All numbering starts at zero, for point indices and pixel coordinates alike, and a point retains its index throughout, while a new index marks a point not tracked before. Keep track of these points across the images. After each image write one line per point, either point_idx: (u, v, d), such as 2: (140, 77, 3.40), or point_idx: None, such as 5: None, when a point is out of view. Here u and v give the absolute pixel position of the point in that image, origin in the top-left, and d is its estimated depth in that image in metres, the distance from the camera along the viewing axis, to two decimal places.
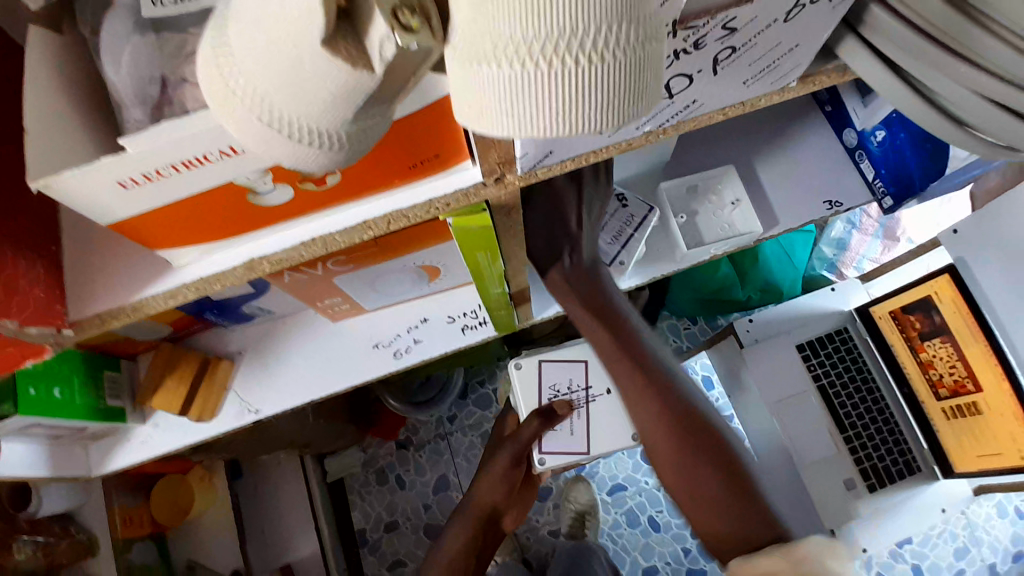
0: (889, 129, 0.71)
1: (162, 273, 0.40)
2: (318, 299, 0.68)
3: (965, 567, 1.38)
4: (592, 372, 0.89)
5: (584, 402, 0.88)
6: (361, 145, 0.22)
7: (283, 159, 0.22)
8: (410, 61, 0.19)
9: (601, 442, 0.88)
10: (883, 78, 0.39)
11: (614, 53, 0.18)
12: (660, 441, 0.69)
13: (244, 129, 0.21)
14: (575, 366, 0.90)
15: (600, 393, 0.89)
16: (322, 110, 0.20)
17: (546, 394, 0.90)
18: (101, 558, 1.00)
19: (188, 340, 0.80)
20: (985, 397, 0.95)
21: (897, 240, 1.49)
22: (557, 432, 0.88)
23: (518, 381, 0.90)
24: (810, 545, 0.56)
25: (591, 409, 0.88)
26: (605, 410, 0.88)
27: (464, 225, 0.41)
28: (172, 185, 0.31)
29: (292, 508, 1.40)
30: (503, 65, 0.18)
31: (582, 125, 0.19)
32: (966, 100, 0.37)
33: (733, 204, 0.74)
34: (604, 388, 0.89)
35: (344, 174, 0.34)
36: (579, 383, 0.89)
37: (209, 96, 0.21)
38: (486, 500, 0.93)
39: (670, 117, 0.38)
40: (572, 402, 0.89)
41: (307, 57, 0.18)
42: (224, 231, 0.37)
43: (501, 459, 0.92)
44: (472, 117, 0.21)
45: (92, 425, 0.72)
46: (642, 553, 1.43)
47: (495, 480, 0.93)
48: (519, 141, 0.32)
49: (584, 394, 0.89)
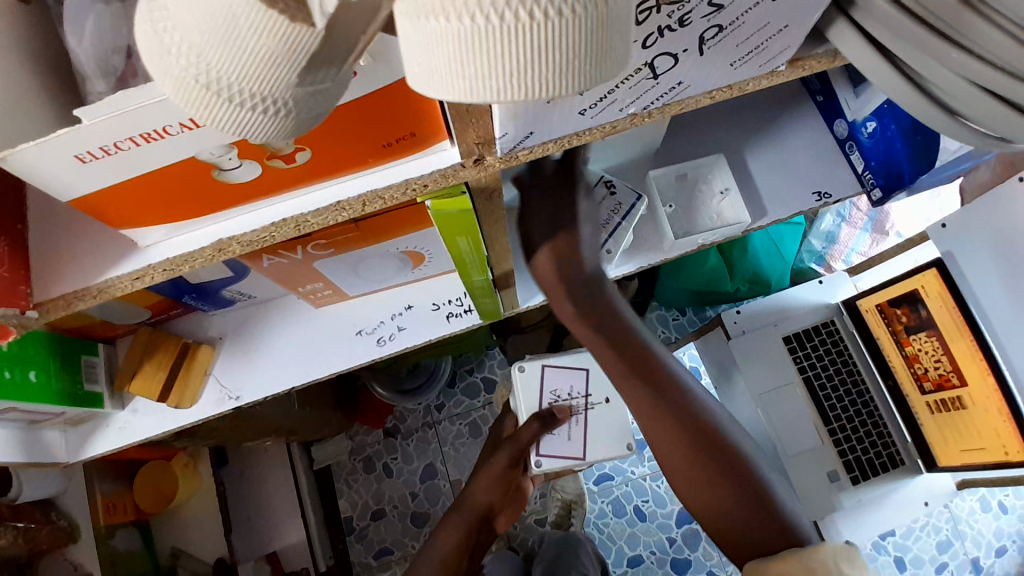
0: (879, 120, 0.70)
1: (128, 254, 0.39)
2: (300, 284, 0.67)
3: (947, 560, 1.40)
4: (592, 380, 0.90)
5: (583, 409, 0.89)
6: (311, 112, 0.21)
7: (229, 127, 0.21)
8: (354, 15, 0.18)
9: (600, 449, 0.88)
10: (876, 65, 0.38)
11: (572, 8, 0.18)
12: (671, 450, 0.71)
13: (183, 91, 0.20)
14: (577, 373, 0.91)
15: (599, 401, 0.90)
16: (266, 74, 0.19)
17: (546, 399, 0.90)
18: (82, 544, 0.99)
19: (168, 324, 0.78)
20: (970, 391, 0.96)
21: (886, 233, 1.49)
22: (555, 436, 0.87)
23: (521, 385, 0.90)
24: (826, 549, 0.60)
25: (590, 416, 0.89)
26: (605, 419, 0.89)
27: (442, 209, 0.40)
28: (132, 160, 0.30)
29: (276, 495, 1.40)
30: (454, 20, 0.17)
31: (539, 87, 0.19)
32: (960, 90, 0.37)
33: (722, 193, 0.74)
34: (602, 397, 0.90)
35: (314, 151, 0.32)
36: (579, 390, 0.90)
37: (146, 57, 0.20)
38: (482, 499, 0.90)
39: (655, 100, 0.37)
40: (572, 407, 0.89)
41: (240, 10, 0.17)
42: (191, 210, 0.36)
43: (499, 457, 0.90)
44: (423, 79, 0.20)
45: (68, 410, 0.70)
46: (627, 542, 1.43)
47: (493, 479, 0.91)
48: (499, 120, 0.31)
49: (583, 401, 0.89)
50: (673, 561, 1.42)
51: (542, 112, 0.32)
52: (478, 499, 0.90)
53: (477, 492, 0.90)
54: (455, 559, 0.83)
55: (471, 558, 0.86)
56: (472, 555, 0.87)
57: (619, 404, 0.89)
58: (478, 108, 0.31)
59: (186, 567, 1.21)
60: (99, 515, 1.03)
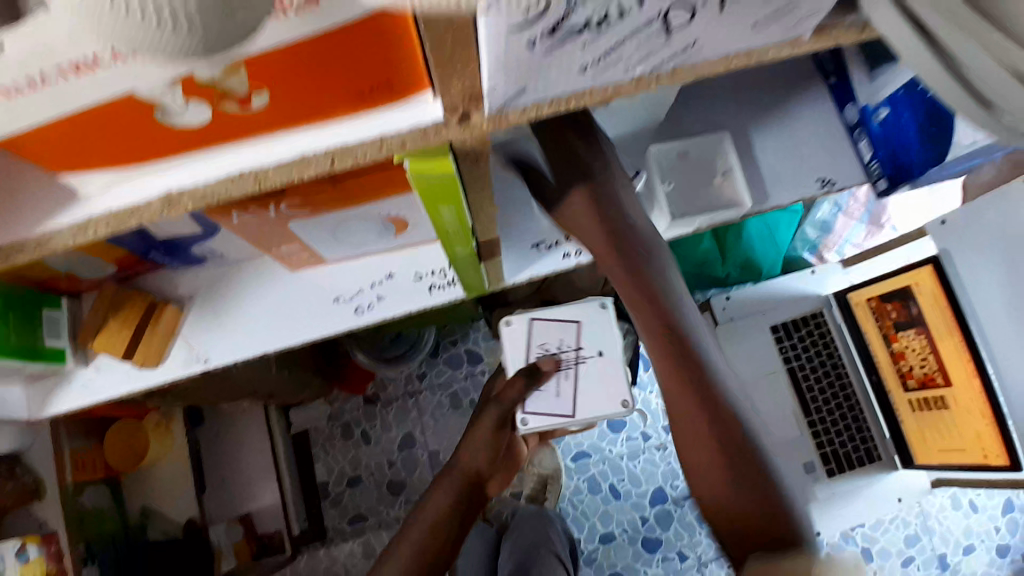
0: (892, 107, 0.71)
1: (69, 203, 0.35)
2: (274, 245, 0.63)
3: (915, 553, 1.43)
4: (586, 335, 0.85)
5: (573, 362, 0.84)
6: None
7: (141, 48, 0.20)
8: None
9: (588, 404, 0.83)
10: (906, 41, 0.35)
11: None
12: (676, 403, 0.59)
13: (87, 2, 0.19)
14: (567, 326, 0.86)
15: (591, 355, 0.85)
16: None
17: (534, 352, 0.86)
18: (48, 502, 0.94)
19: (136, 281, 0.74)
20: (954, 392, 0.95)
21: (880, 227, 1.47)
22: (543, 392, 0.84)
23: (508, 339, 0.86)
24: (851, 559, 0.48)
25: (581, 369, 0.84)
26: (593, 373, 0.84)
27: (422, 172, 0.36)
28: (63, 96, 0.26)
29: (253, 456, 1.38)
30: None
31: None
32: (997, 79, 0.34)
33: (722, 175, 0.71)
34: (594, 350, 0.85)
35: (273, 93, 0.29)
36: (569, 343, 0.85)
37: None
38: (471, 463, 0.87)
39: (667, 59, 0.33)
40: (561, 361, 0.85)
41: None
42: (138, 155, 0.32)
43: (486, 418, 0.87)
44: None
45: (27, 366, 0.66)
46: (600, 518, 1.44)
47: (480, 441, 0.87)
48: (489, 71, 0.28)
49: (575, 355, 0.84)
50: (645, 539, 1.43)
51: (538, 63, 0.28)
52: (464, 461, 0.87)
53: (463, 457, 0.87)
54: (444, 521, 0.81)
55: (462, 525, 0.83)
56: (463, 522, 0.83)
57: (612, 357, 0.84)
58: (465, 52, 0.27)
59: (157, 527, 1.22)
60: (66, 473, 0.99)
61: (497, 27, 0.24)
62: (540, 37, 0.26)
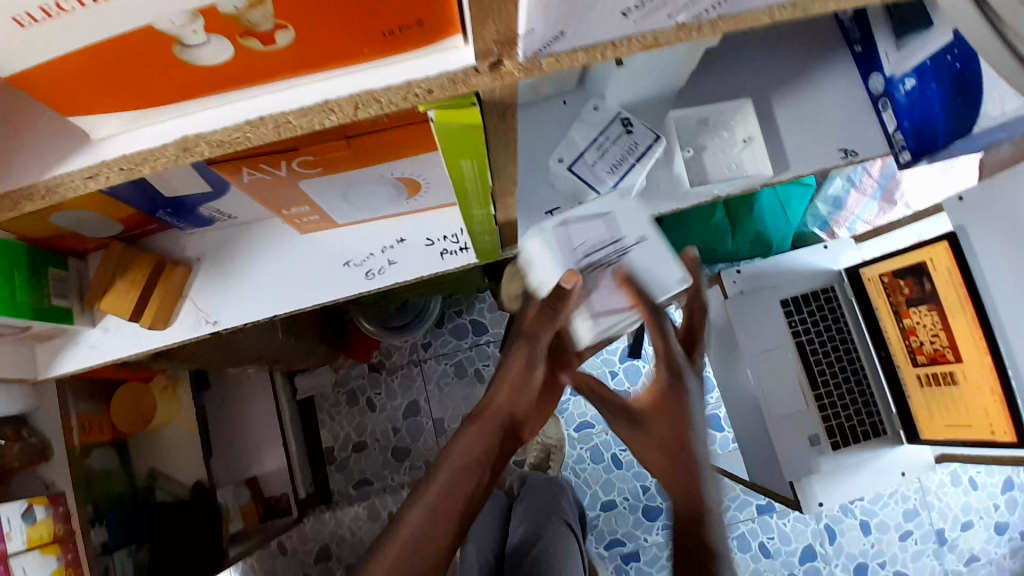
0: (920, 78, 0.65)
1: (78, 148, 0.34)
2: (285, 206, 0.62)
3: (911, 527, 1.45)
4: (620, 222, 0.63)
5: (617, 256, 0.62)
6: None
7: None
8: None
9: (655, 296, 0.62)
10: None
11: None
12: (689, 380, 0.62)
13: None
14: (597, 221, 0.63)
15: (634, 240, 0.62)
16: None
17: (568, 259, 0.62)
18: (55, 462, 0.95)
19: (144, 240, 0.73)
20: (964, 367, 0.94)
21: (894, 203, 1.44)
22: (593, 296, 0.62)
23: (532, 256, 0.64)
24: None
25: (631, 262, 0.61)
26: (648, 261, 0.62)
27: (448, 122, 0.35)
28: (77, 27, 0.24)
29: (259, 420, 1.40)
30: None
31: None
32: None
33: (743, 142, 0.69)
34: (638, 236, 0.63)
35: (297, 31, 0.27)
36: (606, 237, 0.62)
37: None
38: (504, 408, 0.63)
39: (710, 8, 0.31)
40: (605, 260, 0.62)
41: None
42: (154, 97, 0.30)
43: (519, 353, 0.63)
44: None
45: (35, 325, 0.66)
46: (602, 487, 1.45)
47: (516, 385, 0.63)
48: (526, 13, 0.27)
49: (616, 249, 0.62)
50: (646, 508, 1.45)
51: (578, 4, 0.27)
52: (502, 405, 0.63)
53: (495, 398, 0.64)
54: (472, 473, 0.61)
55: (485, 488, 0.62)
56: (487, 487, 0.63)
57: (660, 242, 0.62)
58: None
59: (166, 488, 1.22)
60: (73, 435, 1.00)
61: None
62: None
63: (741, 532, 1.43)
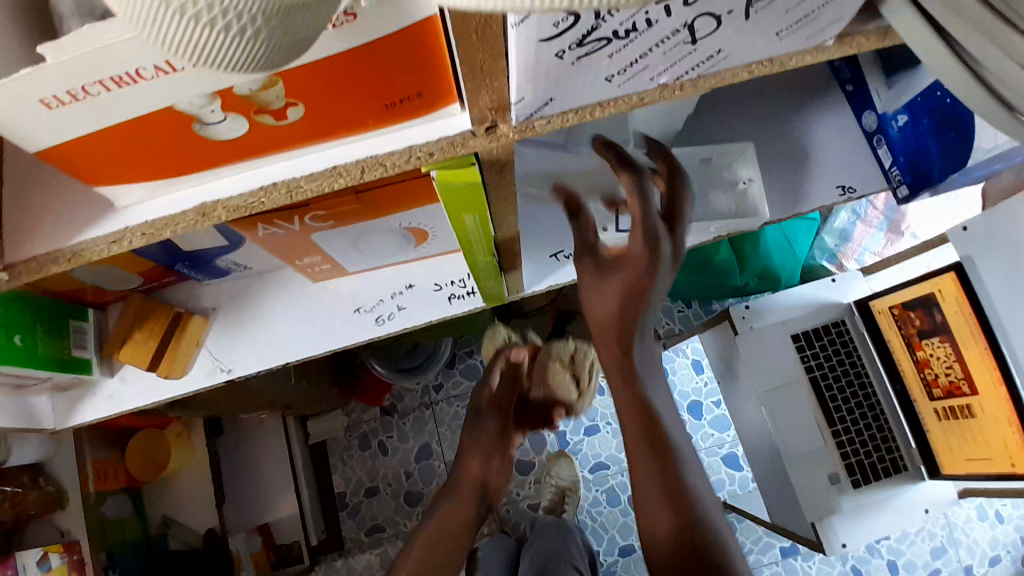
0: (912, 115, 0.65)
1: (105, 214, 0.37)
2: (297, 256, 0.64)
3: (941, 567, 1.39)
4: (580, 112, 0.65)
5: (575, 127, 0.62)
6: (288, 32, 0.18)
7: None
8: None
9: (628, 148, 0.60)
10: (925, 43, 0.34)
11: None
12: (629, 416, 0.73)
13: None
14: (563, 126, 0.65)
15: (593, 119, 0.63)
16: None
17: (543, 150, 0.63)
18: (70, 512, 0.97)
19: (162, 292, 0.76)
20: (980, 400, 0.93)
21: (901, 234, 1.45)
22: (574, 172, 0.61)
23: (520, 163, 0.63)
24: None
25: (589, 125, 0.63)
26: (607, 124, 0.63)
27: (450, 180, 0.37)
28: (103, 107, 0.27)
29: (272, 467, 1.39)
30: None
31: None
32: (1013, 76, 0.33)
33: (744, 183, 0.69)
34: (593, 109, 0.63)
35: (307, 107, 0.29)
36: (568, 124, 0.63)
37: None
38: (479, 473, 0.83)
39: (690, 69, 0.33)
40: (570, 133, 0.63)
41: None
42: (173, 167, 0.33)
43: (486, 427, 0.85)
44: None
45: (56, 377, 0.68)
46: (619, 531, 1.42)
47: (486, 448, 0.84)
48: (518, 83, 0.29)
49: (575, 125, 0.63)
50: None
51: (567, 73, 0.29)
52: (477, 474, 0.82)
53: (472, 466, 0.83)
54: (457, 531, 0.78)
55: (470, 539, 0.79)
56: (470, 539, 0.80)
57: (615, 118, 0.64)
58: (494, 67, 0.28)
59: (178, 536, 1.22)
60: (89, 482, 1.01)
61: (526, 38, 0.25)
62: (568, 48, 0.27)
63: None
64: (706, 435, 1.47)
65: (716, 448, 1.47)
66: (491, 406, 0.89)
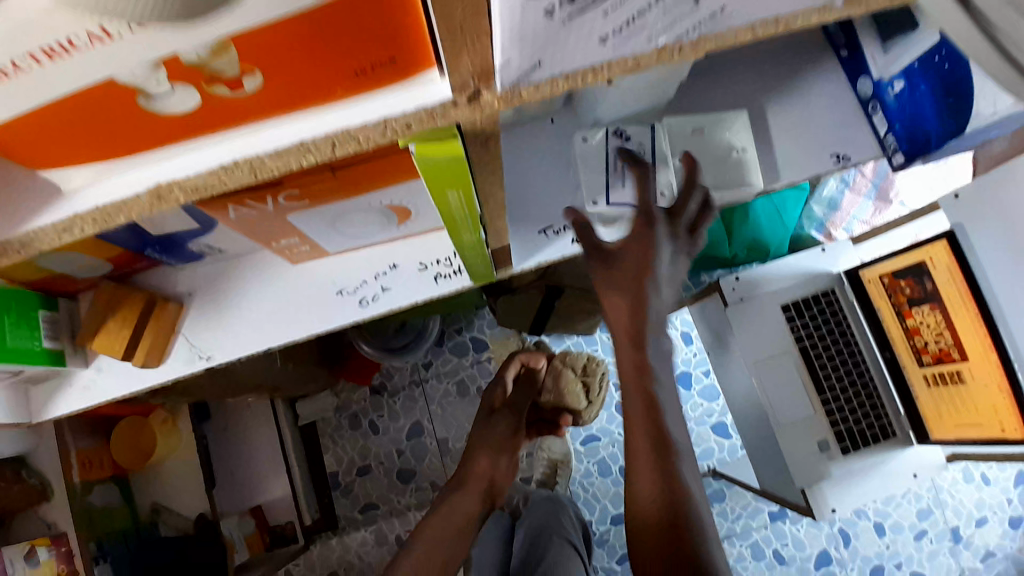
0: (909, 80, 0.63)
1: (53, 201, 0.34)
2: (274, 238, 0.61)
3: (926, 527, 1.42)
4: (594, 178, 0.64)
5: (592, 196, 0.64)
6: None
7: None
8: None
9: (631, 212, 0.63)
10: None
11: None
12: None
13: None
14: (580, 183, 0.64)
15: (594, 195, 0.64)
16: None
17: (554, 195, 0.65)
18: (56, 503, 0.94)
19: (134, 278, 0.72)
20: (970, 367, 0.93)
21: (890, 202, 1.44)
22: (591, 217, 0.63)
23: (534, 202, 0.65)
24: None
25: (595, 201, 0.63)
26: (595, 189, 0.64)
27: (430, 155, 0.34)
28: (34, 85, 0.24)
29: (262, 451, 1.37)
30: None
31: None
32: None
33: (739, 151, 0.65)
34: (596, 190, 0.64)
35: (266, 75, 0.27)
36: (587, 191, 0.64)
37: None
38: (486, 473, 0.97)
39: (690, 29, 0.31)
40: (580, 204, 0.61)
41: None
42: (122, 145, 0.30)
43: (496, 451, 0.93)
44: None
45: (28, 369, 0.65)
46: (611, 502, 1.43)
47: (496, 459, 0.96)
48: (501, 44, 0.26)
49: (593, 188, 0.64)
50: None
51: (556, 33, 0.27)
52: (485, 471, 0.97)
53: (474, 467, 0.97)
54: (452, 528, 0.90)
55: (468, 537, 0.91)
56: (467, 532, 0.91)
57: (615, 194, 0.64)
58: (475, 24, 0.25)
59: (169, 523, 1.21)
60: (74, 472, 0.98)
61: None
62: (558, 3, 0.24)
63: (753, 540, 1.42)
64: (696, 405, 1.48)
65: (705, 418, 1.47)
66: (504, 405, 1.09)
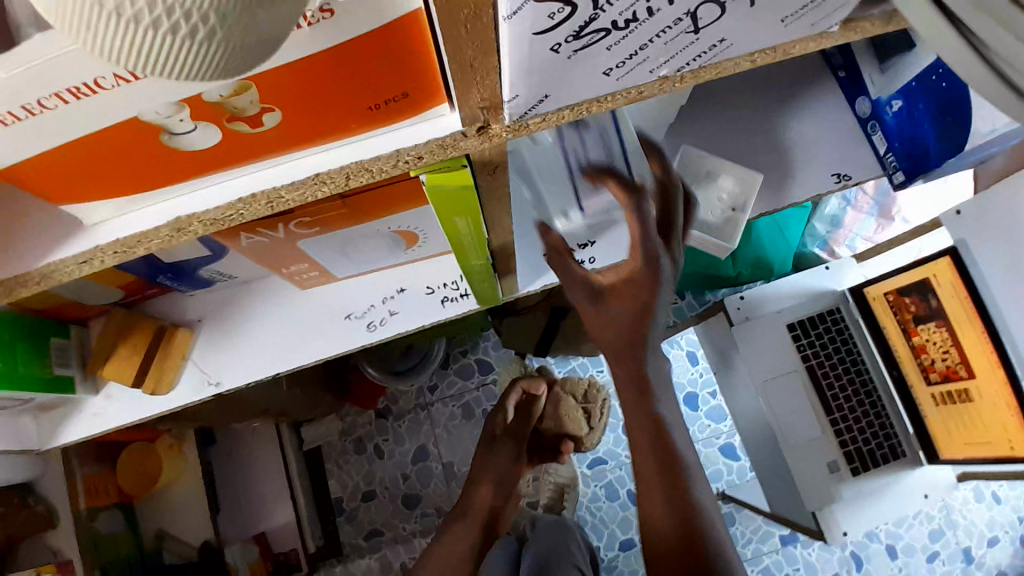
0: (907, 100, 0.64)
1: (75, 232, 0.35)
2: (283, 264, 0.62)
3: (939, 549, 1.40)
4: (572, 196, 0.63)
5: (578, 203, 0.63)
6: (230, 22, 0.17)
7: None
8: None
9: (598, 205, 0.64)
10: (925, 16, 0.31)
11: None
12: (628, 404, 0.68)
13: None
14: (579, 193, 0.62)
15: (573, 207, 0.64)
16: None
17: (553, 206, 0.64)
18: (62, 530, 0.94)
19: (144, 305, 0.73)
20: (978, 384, 0.92)
21: (891, 219, 1.45)
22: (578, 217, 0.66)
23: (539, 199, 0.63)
24: None
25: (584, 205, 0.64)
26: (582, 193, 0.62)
27: (441, 184, 0.35)
28: (60, 123, 0.25)
29: (268, 476, 1.37)
30: None
31: None
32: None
33: (733, 210, 0.69)
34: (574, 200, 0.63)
35: (284, 112, 0.28)
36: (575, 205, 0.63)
37: None
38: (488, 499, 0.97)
39: (691, 60, 0.32)
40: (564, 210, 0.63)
41: None
42: (143, 179, 0.31)
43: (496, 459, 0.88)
44: None
45: (39, 396, 0.65)
46: (619, 526, 1.41)
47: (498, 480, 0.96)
48: (509, 80, 0.28)
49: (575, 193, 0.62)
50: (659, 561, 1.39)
51: (562, 68, 0.28)
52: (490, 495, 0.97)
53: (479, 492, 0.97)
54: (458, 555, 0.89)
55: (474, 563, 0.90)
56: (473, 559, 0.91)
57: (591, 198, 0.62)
58: (485, 62, 0.26)
59: (173, 550, 1.17)
60: (80, 498, 0.98)
61: (519, 32, 0.24)
62: (564, 41, 0.26)
63: (765, 565, 1.39)
64: (703, 427, 1.47)
65: (712, 439, 1.46)
66: (505, 433, 1.07)
